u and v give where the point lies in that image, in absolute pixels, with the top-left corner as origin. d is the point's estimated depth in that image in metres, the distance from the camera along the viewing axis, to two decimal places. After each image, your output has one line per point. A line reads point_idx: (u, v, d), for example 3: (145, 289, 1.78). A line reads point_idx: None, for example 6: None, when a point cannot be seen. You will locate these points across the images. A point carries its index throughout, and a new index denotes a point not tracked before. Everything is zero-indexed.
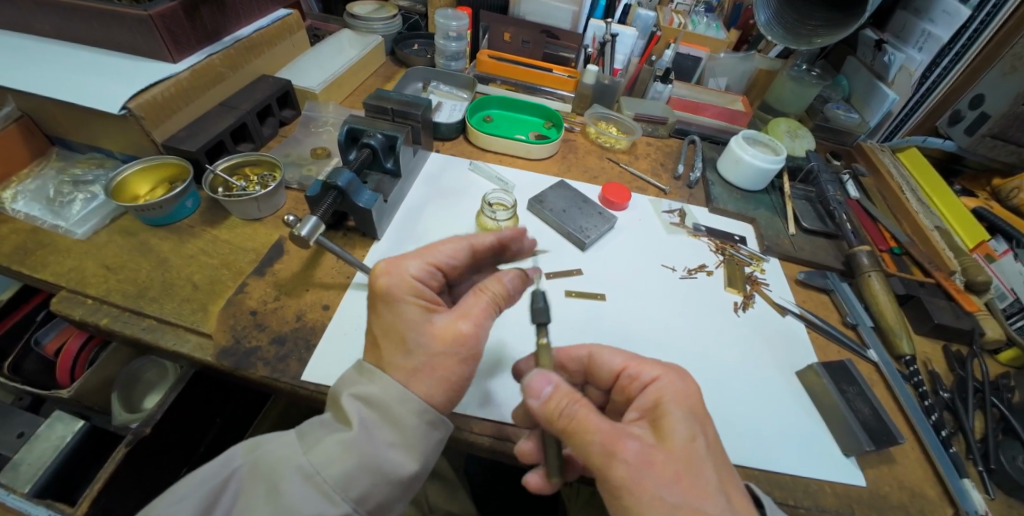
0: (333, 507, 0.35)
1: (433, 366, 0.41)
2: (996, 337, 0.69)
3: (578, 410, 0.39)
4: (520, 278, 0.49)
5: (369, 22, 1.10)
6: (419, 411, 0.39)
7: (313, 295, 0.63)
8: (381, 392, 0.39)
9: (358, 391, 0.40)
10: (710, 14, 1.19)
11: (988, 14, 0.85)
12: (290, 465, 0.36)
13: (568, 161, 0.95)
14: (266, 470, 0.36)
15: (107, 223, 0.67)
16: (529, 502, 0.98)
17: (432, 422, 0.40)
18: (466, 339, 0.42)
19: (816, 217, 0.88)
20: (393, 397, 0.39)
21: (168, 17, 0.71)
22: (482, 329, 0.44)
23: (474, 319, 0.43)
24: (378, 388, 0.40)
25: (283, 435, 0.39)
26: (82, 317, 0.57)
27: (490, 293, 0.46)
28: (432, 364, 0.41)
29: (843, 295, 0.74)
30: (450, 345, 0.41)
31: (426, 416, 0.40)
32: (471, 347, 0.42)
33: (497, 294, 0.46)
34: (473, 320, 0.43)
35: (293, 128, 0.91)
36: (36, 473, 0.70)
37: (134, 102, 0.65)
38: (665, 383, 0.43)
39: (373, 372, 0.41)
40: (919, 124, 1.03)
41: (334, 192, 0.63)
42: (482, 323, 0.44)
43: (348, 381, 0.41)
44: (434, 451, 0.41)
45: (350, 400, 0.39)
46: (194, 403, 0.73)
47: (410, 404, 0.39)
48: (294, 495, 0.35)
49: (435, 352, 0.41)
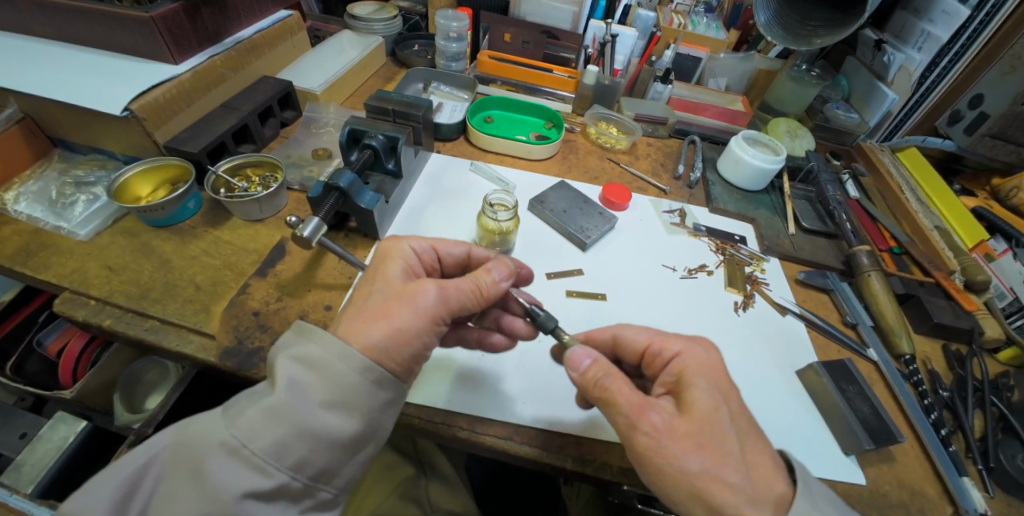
0: (266, 478, 0.34)
1: (384, 311, 0.41)
2: (995, 336, 0.70)
3: (610, 383, 0.42)
4: (508, 269, 0.50)
5: (369, 23, 1.10)
6: (362, 369, 0.38)
7: (315, 296, 0.63)
8: (320, 351, 0.37)
9: (296, 352, 0.38)
10: (710, 14, 1.19)
11: (988, 14, 0.85)
12: (218, 439, 0.34)
13: (569, 161, 0.95)
14: (195, 447, 0.34)
15: (109, 223, 0.68)
16: (530, 500, 0.99)
17: (378, 382, 0.39)
18: (422, 295, 0.43)
19: (816, 217, 0.88)
20: (335, 356, 0.37)
21: (170, 18, 0.71)
22: (444, 299, 0.44)
23: (444, 286, 0.44)
24: (317, 347, 0.38)
25: (212, 410, 0.36)
26: (86, 317, 0.57)
27: (477, 279, 0.47)
28: (384, 307, 0.42)
29: (843, 294, 0.74)
30: (408, 293, 0.43)
31: (371, 375, 0.38)
32: (423, 302, 0.42)
33: (483, 285, 0.47)
34: (442, 286, 0.44)
35: (294, 129, 0.91)
36: (40, 473, 0.71)
37: (136, 103, 0.66)
38: (687, 357, 0.45)
39: (314, 332, 0.39)
40: (918, 124, 1.03)
41: (336, 193, 0.63)
42: (450, 293, 0.44)
43: (286, 344, 0.39)
44: (381, 412, 0.40)
45: (287, 362, 0.37)
46: (194, 403, 0.73)
47: (352, 362, 0.38)
48: (226, 469, 0.33)
49: (388, 301, 0.43)
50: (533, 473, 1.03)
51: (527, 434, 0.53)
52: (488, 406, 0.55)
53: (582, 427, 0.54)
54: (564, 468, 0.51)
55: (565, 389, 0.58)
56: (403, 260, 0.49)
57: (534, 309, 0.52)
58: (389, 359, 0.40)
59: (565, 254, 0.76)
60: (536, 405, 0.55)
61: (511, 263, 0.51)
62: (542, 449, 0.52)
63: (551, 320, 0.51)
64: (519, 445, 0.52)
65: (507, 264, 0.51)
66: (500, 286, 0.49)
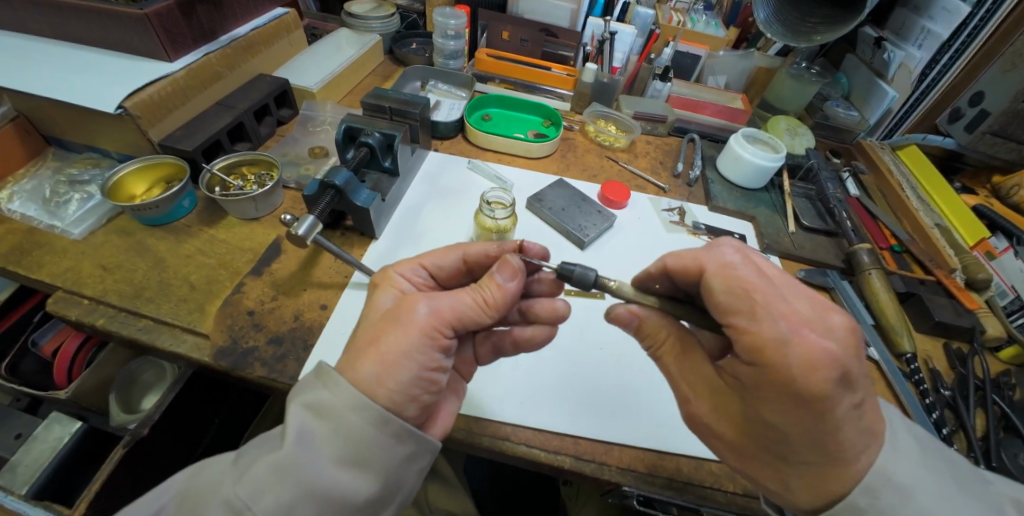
0: None
1: (372, 336, 0.40)
2: (996, 335, 0.69)
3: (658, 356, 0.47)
4: (513, 269, 0.45)
5: (367, 21, 1.10)
6: (376, 422, 0.37)
7: (311, 295, 0.63)
8: (333, 399, 0.36)
9: (308, 399, 0.37)
10: (710, 12, 1.17)
11: (988, 11, 0.85)
12: (220, 497, 0.33)
13: (567, 159, 0.95)
14: (200, 497, 0.34)
15: (104, 222, 0.67)
16: (529, 498, 0.99)
17: (395, 435, 0.38)
18: (412, 312, 0.41)
19: (816, 215, 0.88)
20: (347, 404, 0.36)
21: (165, 16, 0.70)
22: (436, 311, 0.42)
23: (435, 298, 0.43)
24: (330, 395, 0.37)
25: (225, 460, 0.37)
26: (79, 317, 0.57)
27: (480, 289, 0.45)
28: (372, 332, 0.41)
29: (843, 292, 0.73)
30: (396, 314, 0.42)
31: (388, 427, 0.37)
32: (412, 318, 0.41)
33: (487, 293, 0.44)
34: (433, 299, 0.43)
35: (291, 127, 0.91)
36: (34, 473, 0.70)
37: (130, 102, 0.65)
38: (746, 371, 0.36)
39: (329, 377, 0.38)
40: (919, 122, 1.03)
41: (332, 192, 0.62)
42: (441, 305, 0.42)
43: (302, 388, 0.38)
44: (400, 467, 0.39)
45: (299, 409, 0.37)
46: (190, 403, 0.73)
47: (366, 412, 0.36)
48: None
49: (377, 326, 0.41)
50: (533, 474, 1.02)
51: (523, 433, 0.53)
52: (486, 406, 0.54)
53: (582, 428, 0.54)
54: (562, 468, 0.51)
55: (566, 390, 0.57)
56: (393, 287, 0.47)
57: (564, 266, 0.47)
58: (381, 387, 0.38)
59: (564, 252, 0.75)
60: (535, 406, 0.55)
61: (517, 261, 0.46)
62: (540, 448, 0.51)
63: (589, 271, 0.46)
64: (517, 445, 0.51)
65: (512, 263, 0.46)
66: (506, 290, 0.45)
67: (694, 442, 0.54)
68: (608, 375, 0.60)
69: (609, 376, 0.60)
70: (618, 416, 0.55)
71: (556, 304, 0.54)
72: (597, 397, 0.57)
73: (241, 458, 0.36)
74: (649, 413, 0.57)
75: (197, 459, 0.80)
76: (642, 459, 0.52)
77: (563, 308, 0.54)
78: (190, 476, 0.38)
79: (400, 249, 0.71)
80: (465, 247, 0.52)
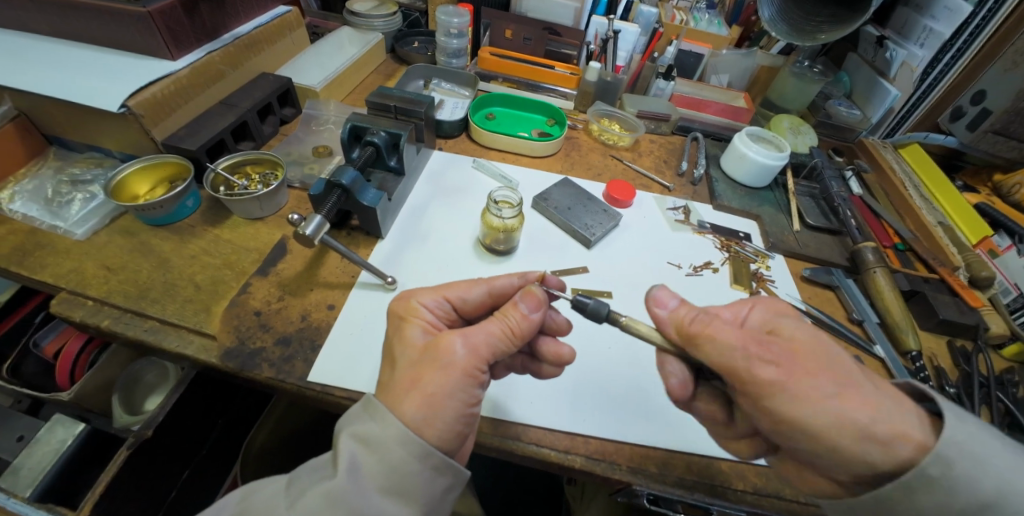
0: None
1: (413, 378, 0.39)
2: (1000, 332, 0.70)
3: None
4: (537, 299, 0.45)
5: (369, 20, 1.09)
6: (422, 456, 0.36)
7: (318, 295, 0.62)
8: (381, 433, 0.36)
9: (357, 429, 0.37)
10: (711, 11, 1.18)
11: (990, 11, 0.85)
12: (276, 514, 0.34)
13: (571, 158, 0.94)
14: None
15: (107, 223, 0.66)
16: (533, 495, 0.99)
17: (435, 468, 0.37)
18: (450, 352, 0.40)
19: (820, 213, 0.88)
20: (395, 440, 0.36)
21: (168, 14, 0.70)
22: (472, 348, 0.41)
23: (469, 334, 0.42)
24: (379, 428, 0.36)
25: (277, 482, 0.37)
26: (84, 319, 0.56)
27: (506, 318, 0.44)
28: (412, 372, 0.40)
29: (849, 291, 0.74)
30: (432, 353, 0.40)
31: (430, 462, 0.37)
32: (451, 359, 0.40)
33: (513, 322, 0.44)
34: (467, 335, 0.42)
35: (294, 126, 0.90)
36: (36, 478, 0.69)
37: (134, 100, 0.64)
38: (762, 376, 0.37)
39: (376, 410, 0.37)
40: (920, 121, 1.03)
41: (338, 191, 0.62)
42: (476, 340, 0.42)
43: (349, 417, 0.38)
44: (439, 498, 0.38)
45: (348, 440, 0.37)
46: (193, 403, 0.72)
47: (411, 447, 0.36)
48: None
49: (415, 364, 0.40)
50: (536, 472, 1.02)
51: (533, 433, 0.53)
52: (494, 407, 0.54)
53: (592, 427, 0.54)
54: (572, 467, 0.51)
55: (580, 391, 0.57)
56: (419, 320, 0.45)
57: (580, 297, 0.47)
58: (430, 427, 0.38)
59: (570, 251, 0.75)
60: (544, 405, 0.55)
61: (541, 291, 0.46)
62: (550, 448, 0.51)
63: (603, 305, 0.47)
64: (527, 445, 0.51)
65: (535, 293, 0.46)
66: (532, 320, 0.45)
67: (704, 440, 0.54)
68: (616, 374, 0.60)
69: (616, 374, 0.60)
70: (626, 416, 0.55)
71: (562, 348, 0.53)
72: (606, 396, 0.57)
73: (294, 482, 0.37)
74: (660, 412, 0.56)
75: (201, 461, 0.79)
76: (652, 457, 0.52)
77: (568, 354, 0.53)
78: (242, 497, 0.37)
79: (405, 249, 0.70)
80: (489, 278, 0.50)
